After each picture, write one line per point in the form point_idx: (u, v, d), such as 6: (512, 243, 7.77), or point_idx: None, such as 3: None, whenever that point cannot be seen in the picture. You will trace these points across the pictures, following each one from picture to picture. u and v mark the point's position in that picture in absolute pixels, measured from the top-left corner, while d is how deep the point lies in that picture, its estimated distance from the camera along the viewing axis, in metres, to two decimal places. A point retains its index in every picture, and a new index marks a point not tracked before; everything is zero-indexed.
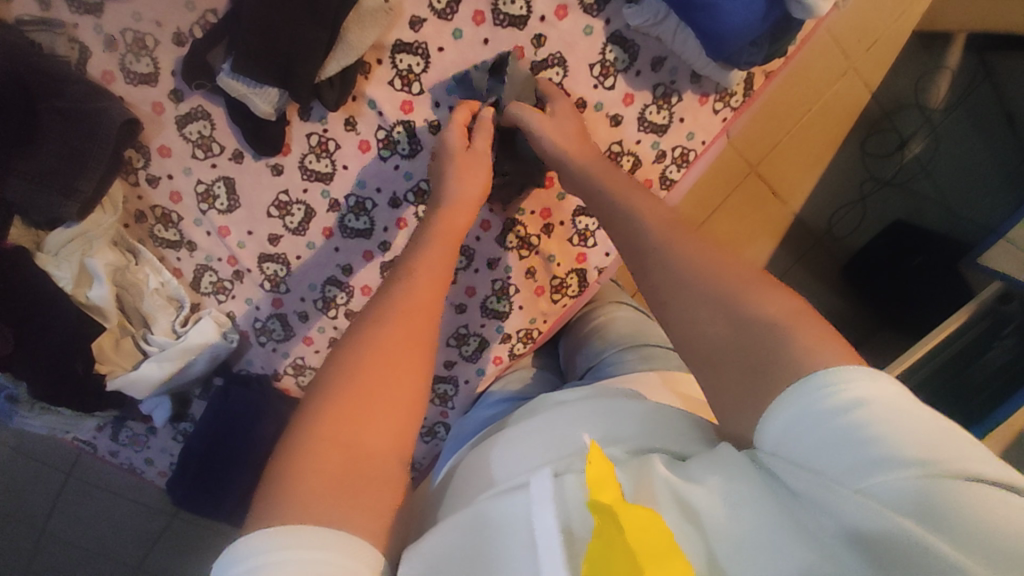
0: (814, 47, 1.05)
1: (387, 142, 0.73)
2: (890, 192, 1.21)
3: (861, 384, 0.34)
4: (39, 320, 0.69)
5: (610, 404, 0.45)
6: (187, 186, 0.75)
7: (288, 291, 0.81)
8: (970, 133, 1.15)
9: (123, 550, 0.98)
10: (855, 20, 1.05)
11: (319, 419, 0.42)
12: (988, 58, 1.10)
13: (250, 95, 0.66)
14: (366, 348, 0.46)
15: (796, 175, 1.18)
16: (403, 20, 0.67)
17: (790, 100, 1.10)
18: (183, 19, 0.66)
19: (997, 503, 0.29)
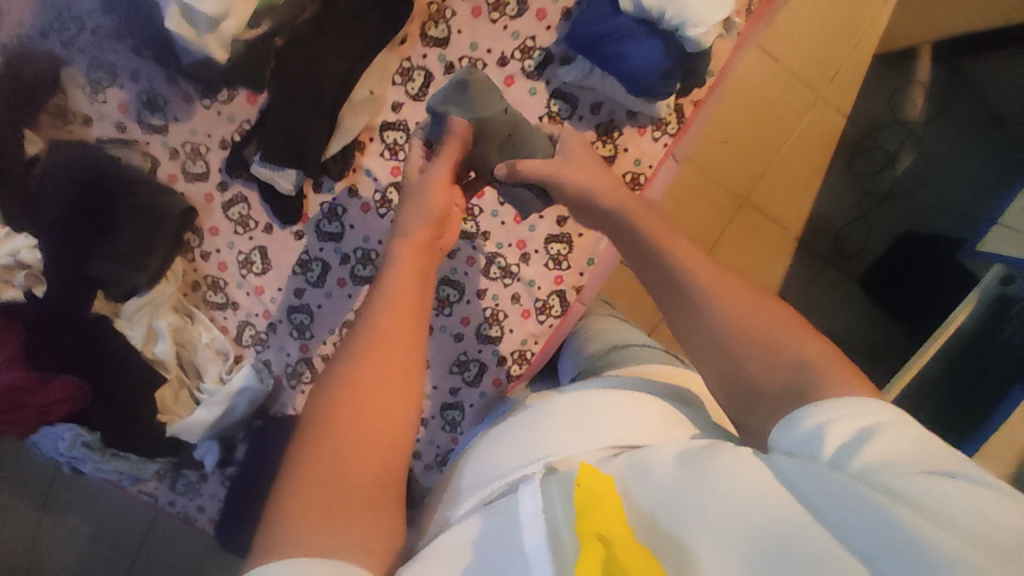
0: (771, 80, 1.28)
1: (383, 201, 0.89)
2: (890, 206, 1.30)
3: (867, 414, 0.38)
4: (115, 372, 0.86)
5: (617, 422, 0.52)
6: (231, 257, 0.93)
7: (312, 336, 0.95)
8: (963, 137, 1.24)
9: None
10: (811, 58, 1.27)
11: (326, 429, 0.48)
12: (957, 64, 1.20)
13: (276, 178, 0.85)
14: (343, 390, 0.50)
15: (787, 197, 1.31)
16: (387, 106, 0.86)
17: (767, 130, 1.29)
18: (226, 129, 0.87)
19: (987, 506, 0.31)
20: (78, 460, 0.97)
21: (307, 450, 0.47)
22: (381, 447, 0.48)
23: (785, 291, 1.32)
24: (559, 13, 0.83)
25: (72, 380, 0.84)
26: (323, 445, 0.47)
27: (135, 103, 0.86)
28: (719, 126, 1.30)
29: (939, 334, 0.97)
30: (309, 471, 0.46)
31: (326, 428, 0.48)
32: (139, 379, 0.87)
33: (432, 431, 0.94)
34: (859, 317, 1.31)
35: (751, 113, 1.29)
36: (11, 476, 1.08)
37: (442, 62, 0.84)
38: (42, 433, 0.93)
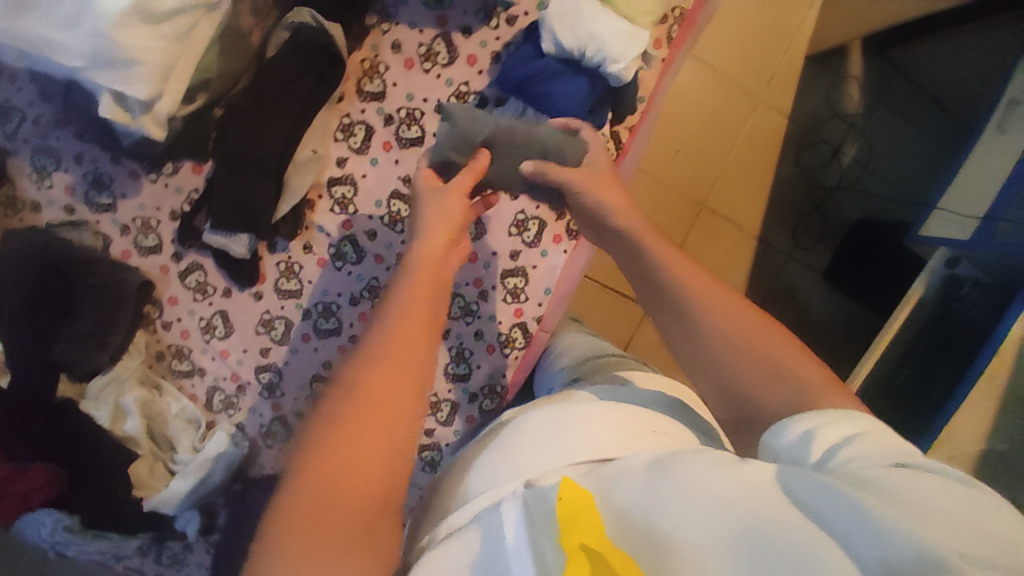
0: (711, 89, 1.33)
1: (338, 255, 0.90)
2: (842, 197, 1.33)
3: (845, 425, 0.40)
4: (87, 456, 0.86)
5: (588, 436, 0.50)
6: (193, 324, 0.93)
7: (284, 394, 0.95)
8: (905, 119, 1.32)
9: None
10: (745, 65, 1.33)
11: (325, 448, 0.43)
12: (888, 55, 1.30)
13: (228, 244, 0.85)
14: (348, 401, 0.46)
15: (745, 197, 1.34)
16: (332, 162, 0.87)
17: (713, 138, 1.34)
18: (175, 200, 0.87)
19: (959, 497, 0.33)
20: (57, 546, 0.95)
21: (300, 482, 0.42)
22: (380, 476, 0.44)
23: (751, 293, 1.34)
24: (489, 58, 0.86)
25: (48, 468, 0.84)
26: (323, 462, 0.43)
27: (81, 185, 0.87)
28: (669, 135, 1.33)
29: (893, 322, 1.03)
30: (302, 493, 0.42)
31: (326, 442, 0.44)
32: (108, 457, 0.87)
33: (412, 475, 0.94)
34: (826, 308, 1.34)
35: (696, 121, 1.33)
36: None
37: (381, 115, 0.86)
38: (25, 518, 0.90)
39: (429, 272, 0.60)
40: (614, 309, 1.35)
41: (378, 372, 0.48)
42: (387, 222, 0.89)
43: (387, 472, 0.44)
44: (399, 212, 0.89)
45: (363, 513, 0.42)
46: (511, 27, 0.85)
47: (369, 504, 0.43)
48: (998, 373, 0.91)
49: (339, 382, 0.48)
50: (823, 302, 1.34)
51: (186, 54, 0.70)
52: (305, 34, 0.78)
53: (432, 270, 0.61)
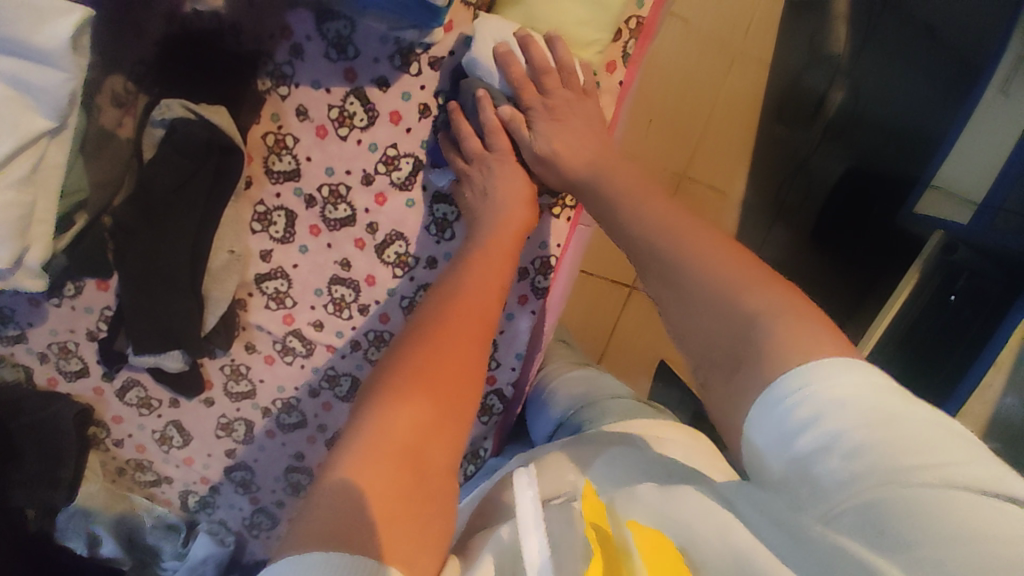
0: (685, 51, 1.09)
1: (286, 350, 0.82)
2: (832, 146, 1.13)
3: (842, 384, 0.35)
4: None
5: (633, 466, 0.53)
6: (146, 437, 0.87)
7: (259, 488, 0.91)
8: (894, 56, 1.07)
9: None
10: (715, 15, 1.08)
11: (405, 389, 0.49)
12: None
13: (160, 359, 0.76)
14: (424, 353, 0.52)
15: (726, 165, 1.16)
16: (256, 257, 0.77)
17: (686, 104, 1.12)
18: (88, 320, 0.77)
19: (979, 514, 0.29)
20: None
21: (379, 420, 0.47)
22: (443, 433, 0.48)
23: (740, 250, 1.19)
24: (413, 113, 0.73)
25: None
26: (403, 399, 0.48)
27: None
28: (640, 105, 1.11)
29: (892, 304, 0.95)
30: (380, 431, 0.46)
31: (407, 383, 0.49)
32: None
33: None
34: (816, 288, 1.17)
35: (670, 90, 1.10)
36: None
37: (300, 196, 0.75)
38: None
39: (496, 248, 0.65)
40: (589, 311, 1.14)
41: (447, 335, 0.54)
42: (332, 309, 0.80)
43: (452, 437, 0.49)
44: (343, 299, 0.79)
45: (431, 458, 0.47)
46: (435, 72, 0.72)
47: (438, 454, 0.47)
48: (995, 381, 0.83)
49: (411, 337, 0.54)
50: (816, 270, 1.17)
51: (43, 192, 0.56)
52: (181, 121, 0.65)
53: (499, 245, 0.65)
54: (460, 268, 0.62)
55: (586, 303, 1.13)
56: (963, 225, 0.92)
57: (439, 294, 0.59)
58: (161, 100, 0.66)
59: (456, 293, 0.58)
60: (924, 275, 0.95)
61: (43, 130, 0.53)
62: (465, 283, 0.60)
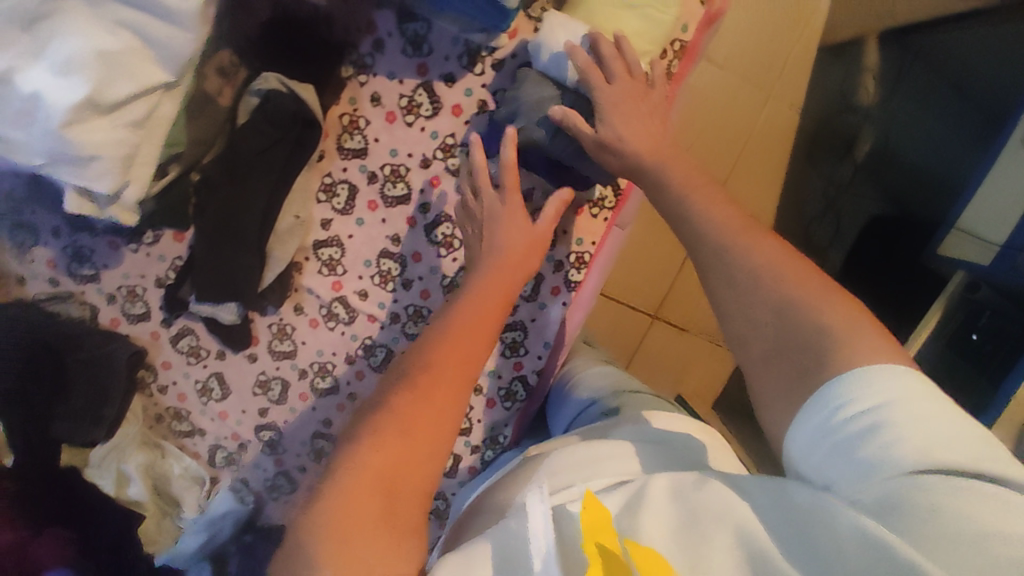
0: (723, 87, 1.18)
1: (330, 315, 0.88)
2: (863, 187, 1.18)
3: (885, 385, 0.42)
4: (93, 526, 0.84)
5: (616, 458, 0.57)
6: (189, 386, 0.92)
7: (285, 450, 0.95)
8: (923, 106, 1.14)
9: None
10: (754, 56, 1.17)
11: (386, 432, 0.54)
12: (910, 39, 1.13)
13: (216, 310, 0.83)
14: (406, 397, 0.57)
15: (757, 193, 1.22)
16: (316, 225, 0.85)
17: (721, 134, 1.19)
18: (160, 268, 0.86)
19: (990, 501, 0.36)
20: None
21: (361, 463, 0.52)
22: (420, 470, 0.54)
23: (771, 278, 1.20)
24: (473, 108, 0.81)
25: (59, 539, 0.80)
26: (383, 444, 0.53)
27: (61, 258, 0.85)
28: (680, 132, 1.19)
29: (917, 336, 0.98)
30: (361, 473, 0.52)
31: (388, 428, 0.55)
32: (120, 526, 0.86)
33: None
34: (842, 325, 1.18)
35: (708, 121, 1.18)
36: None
37: (364, 173, 0.83)
38: None
39: (494, 289, 0.69)
40: (616, 320, 1.18)
41: (429, 378, 0.59)
42: (378, 280, 0.86)
43: (427, 470, 0.54)
44: (389, 272, 0.86)
45: (409, 489, 0.53)
46: (496, 74, 0.80)
47: (414, 486, 0.53)
48: (1015, 418, 0.83)
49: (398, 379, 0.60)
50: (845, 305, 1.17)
51: (148, 138, 0.65)
52: (274, 97, 0.76)
53: (495, 287, 0.69)
54: (451, 311, 0.67)
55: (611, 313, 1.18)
56: (987, 268, 0.96)
57: (432, 334, 0.64)
58: (262, 73, 0.76)
59: (444, 337, 0.63)
60: (947, 310, 0.98)
61: (159, 82, 0.62)
62: (454, 326, 0.64)
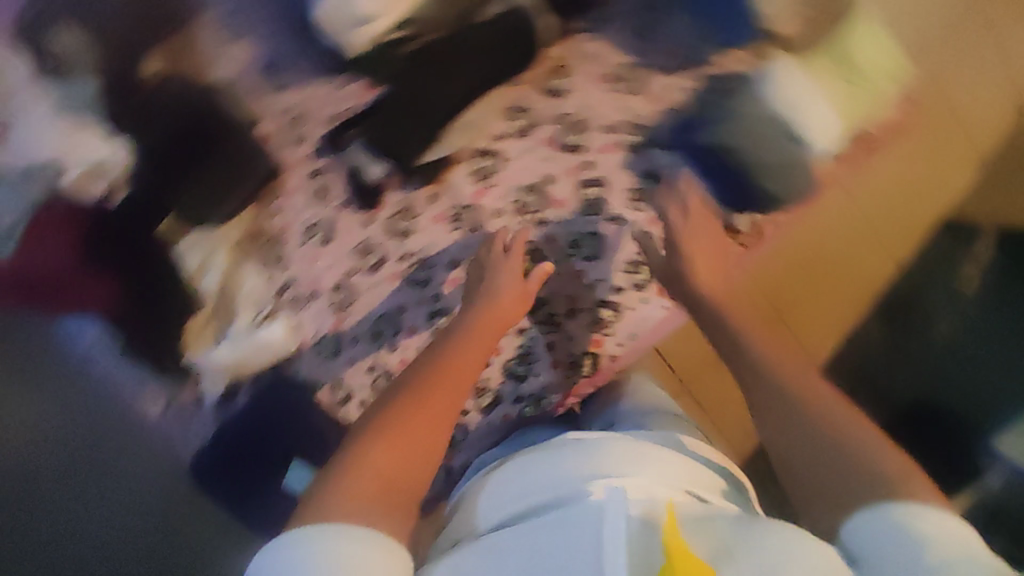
0: (839, 213, 1.15)
1: (457, 218, 0.93)
2: (913, 367, 1.16)
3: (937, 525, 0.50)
4: (156, 294, 0.93)
5: (613, 455, 0.63)
6: (298, 221, 0.95)
7: (351, 315, 1.00)
8: (999, 326, 1.17)
9: (118, 520, 1.06)
10: (880, 202, 1.16)
11: (389, 428, 0.65)
12: (1011, 258, 1.17)
13: (366, 163, 0.90)
14: (411, 401, 0.67)
15: (820, 326, 1.17)
16: (490, 133, 0.88)
17: (815, 255, 1.15)
18: (336, 106, 0.89)
19: None
20: (92, 353, 0.99)
21: (372, 448, 0.63)
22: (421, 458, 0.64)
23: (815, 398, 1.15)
24: (669, 102, 0.89)
25: (114, 284, 0.91)
26: (385, 441, 0.63)
27: (258, 55, 0.87)
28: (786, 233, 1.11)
29: None
30: (371, 459, 0.62)
31: (391, 426, 0.65)
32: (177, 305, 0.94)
33: None
34: None
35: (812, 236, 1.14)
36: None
37: (554, 111, 0.87)
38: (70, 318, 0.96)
39: (490, 326, 0.79)
40: None
41: (430, 388, 0.69)
42: (515, 209, 0.91)
43: (424, 455, 0.65)
44: (527, 205, 0.91)
45: (411, 474, 0.63)
46: (701, 83, 0.89)
47: (418, 471, 0.63)
48: None
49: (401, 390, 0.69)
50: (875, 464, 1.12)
51: None
52: (518, 19, 0.83)
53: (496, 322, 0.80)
54: (454, 337, 0.76)
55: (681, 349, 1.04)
56: None
57: (437, 352, 0.74)
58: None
59: (447, 353, 0.74)
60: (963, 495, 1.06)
61: None
62: (457, 349, 0.74)
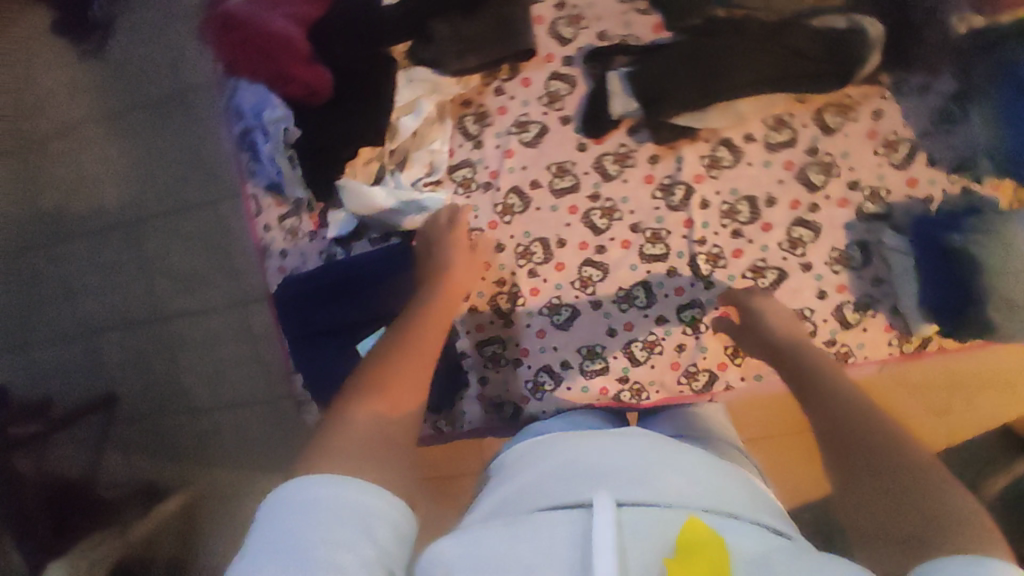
0: (948, 369, 0.95)
1: (665, 188, 0.90)
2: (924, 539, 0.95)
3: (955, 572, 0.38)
4: (350, 106, 0.86)
5: (596, 449, 0.51)
6: (515, 111, 0.92)
7: (506, 224, 0.94)
8: None
9: (198, 285, 1.11)
10: (982, 373, 0.95)
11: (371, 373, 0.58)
12: None
13: (617, 96, 0.86)
14: (392, 353, 0.61)
15: None
16: (742, 130, 0.88)
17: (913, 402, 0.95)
18: (616, 29, 0.89)
19: None
20: (263, 134, 0.89)
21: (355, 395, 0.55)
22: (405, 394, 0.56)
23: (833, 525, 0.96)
24: (927, 193, 0.84)
25: (325, 74, 0.84)
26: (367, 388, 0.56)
27: None
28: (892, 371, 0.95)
29: None
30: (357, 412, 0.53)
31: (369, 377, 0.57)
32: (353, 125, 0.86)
33: (513, 374, 0.97)
34: None
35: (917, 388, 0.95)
36: (161, 109, 1.12)
37: (812, 142, 0.86)
38: (254, 88, 0.88)
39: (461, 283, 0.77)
40: None
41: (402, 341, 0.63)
42: (722, 209, 0.89)
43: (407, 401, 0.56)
44: (736, 212, 0.89)
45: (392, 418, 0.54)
46: (961, 194, 0.82)
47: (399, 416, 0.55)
48: None
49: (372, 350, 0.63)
50: None
51: None
52: (849, 40, 0.78)
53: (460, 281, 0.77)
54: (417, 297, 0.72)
55: (768, 415, 0.98)
56: None
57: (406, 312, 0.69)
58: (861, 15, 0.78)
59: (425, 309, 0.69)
60: None
61: None
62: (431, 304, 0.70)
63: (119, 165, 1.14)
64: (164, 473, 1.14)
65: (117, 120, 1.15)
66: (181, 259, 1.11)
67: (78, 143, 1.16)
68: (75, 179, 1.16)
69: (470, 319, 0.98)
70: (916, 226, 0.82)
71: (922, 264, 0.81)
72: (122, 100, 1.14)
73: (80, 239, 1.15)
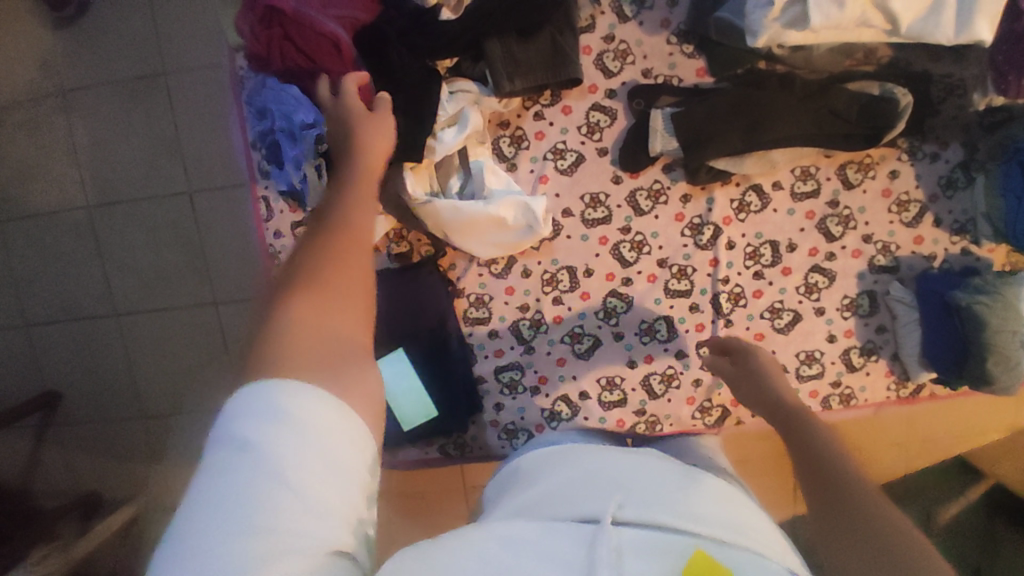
0: (927, 413, 0.99)
1: (695, 227, 0.92)
2: None
3: None
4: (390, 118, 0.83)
5: (628, 477, 0.52)
6: (553, 138, 0.92)
7: (535, 250, 0.93)
8: None
9: (185, 284, 1.01)
10: (954, 418, 0.99)
11: None
12: None
13: (659, 133, 0.88)
14: None
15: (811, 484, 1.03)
16: (772, 178, 0.91)
17: (888, 440, 1.00)
18: (661, 69, 0.90)
19: None
20: (290, 138, 0.81)
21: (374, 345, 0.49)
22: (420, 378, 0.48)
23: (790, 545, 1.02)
24: (930, 251, 0.91)
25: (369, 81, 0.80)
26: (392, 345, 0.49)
27: None
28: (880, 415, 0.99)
29: None
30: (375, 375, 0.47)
31: None
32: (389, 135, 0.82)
33: (530, 402, 0.95)
34: None
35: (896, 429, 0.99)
36: (125, 91, 0.99)
37: (834, 194, 0.91)
38: (279, 86, 0.81)
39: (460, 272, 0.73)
40: None
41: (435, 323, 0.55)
42: (747, 251, 0.92)
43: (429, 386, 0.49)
44: (759, 255, 0.92)
45: None
46: (959, 254, 0.91)
47: None
48: None
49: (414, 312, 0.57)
50: None
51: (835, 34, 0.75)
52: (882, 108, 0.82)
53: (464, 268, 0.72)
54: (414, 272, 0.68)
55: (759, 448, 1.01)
56: None
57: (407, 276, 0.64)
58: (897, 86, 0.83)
59: None
60: None
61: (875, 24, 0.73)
62: None
63: (72, 150, 1.00)
64: (116, 485, 1.06)
65: (89, 90, 1.00)
66: (153, 259, 1.01)
67: (21, 117, 1.01)
68: (14, 158, 1.01)
69: (489, 344, 0.95)
70: (923, 281, 0.89)
71: (928, 318, 0.88)
72: (77, 74, 0.99)
73: (27, 224, 1.01)
